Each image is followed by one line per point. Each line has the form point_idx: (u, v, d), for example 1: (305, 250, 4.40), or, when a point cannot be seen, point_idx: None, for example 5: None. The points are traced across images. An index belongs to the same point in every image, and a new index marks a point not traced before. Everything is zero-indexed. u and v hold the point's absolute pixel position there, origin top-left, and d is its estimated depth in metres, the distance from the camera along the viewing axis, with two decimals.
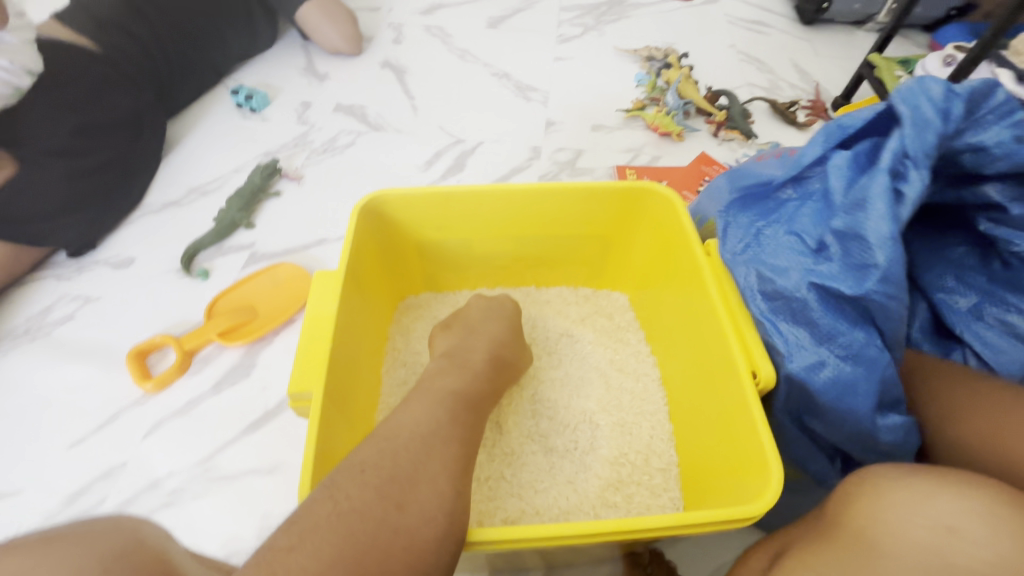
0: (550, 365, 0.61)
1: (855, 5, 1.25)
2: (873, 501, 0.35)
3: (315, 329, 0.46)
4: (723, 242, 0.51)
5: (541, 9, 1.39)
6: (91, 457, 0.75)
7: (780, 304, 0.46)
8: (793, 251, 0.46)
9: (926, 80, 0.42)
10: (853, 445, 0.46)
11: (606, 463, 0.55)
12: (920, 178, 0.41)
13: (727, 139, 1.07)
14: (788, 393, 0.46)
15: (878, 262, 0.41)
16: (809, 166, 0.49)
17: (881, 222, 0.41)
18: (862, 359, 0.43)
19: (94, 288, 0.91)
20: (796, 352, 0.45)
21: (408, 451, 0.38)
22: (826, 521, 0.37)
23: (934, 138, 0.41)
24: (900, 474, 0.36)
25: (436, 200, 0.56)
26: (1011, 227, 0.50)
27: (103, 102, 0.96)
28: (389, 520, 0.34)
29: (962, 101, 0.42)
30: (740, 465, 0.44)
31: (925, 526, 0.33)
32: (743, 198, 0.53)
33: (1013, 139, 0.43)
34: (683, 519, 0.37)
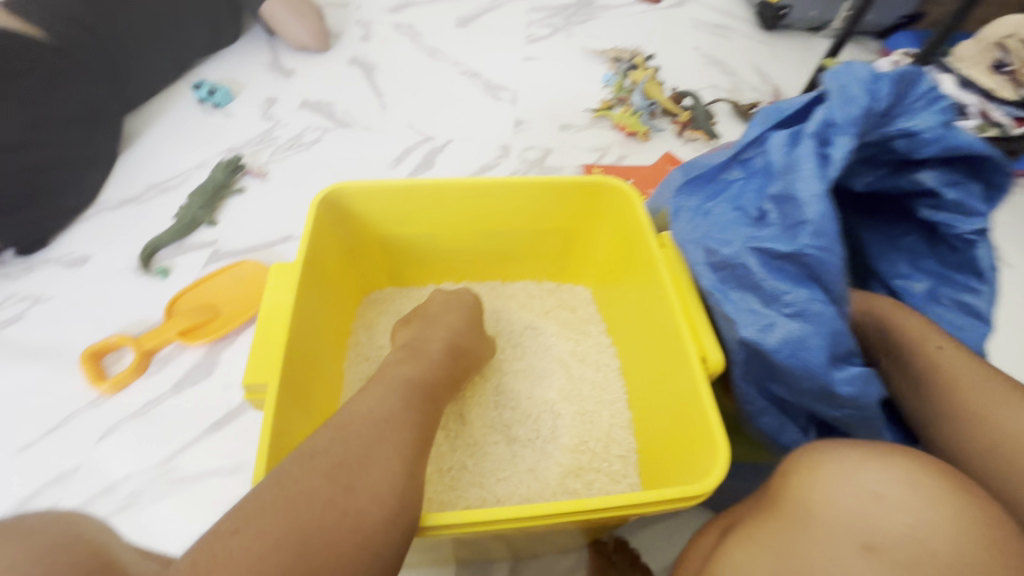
0: (514, 357, 0.62)
1: (811, 12, 1.31)
2: (807, 474, 0.37)
3: (270, 320, 0.46)
4: (675, 227, 0.53)
5: (511, 9, 1.40)
6: (41, 461, 0.72)
7: (727, 274, 0.47)
8: (738, 225, 0.48)
9: (853, 63, 0.46)
10: (820, 403, 0.44)
11: (566, 451, 0.56)
12: (845, 143, 0.43)
13: (691, 139, 1.10)
14: (748, 360, 0.46)
15: (810, 217, 0.42)
16: (749, 146, 0.50)
17: (811, 181, 0.43)
18: (808, 317, 0.42)
19: (44, 288, 0.87)
20: (744, 317, 0.45)
21: (360, 436, 0.38)
22: (768, 496, 0.39)
23: (857, 110, 0.44)
24: (832, 447, 0.38)
25: (398, 194, 0.56)
26: (949, 211, 0.52)
27: (58, 94, 0.94)
28: (338, 501, 0.34)
29: (888, 82, 0.45)
30: (692, 446, 0.45)
31: (853, 493, 0.35)
32: (692, 181, 0.54)
33: (940, 123, 0.47)
34: (651, 495, 0.38)
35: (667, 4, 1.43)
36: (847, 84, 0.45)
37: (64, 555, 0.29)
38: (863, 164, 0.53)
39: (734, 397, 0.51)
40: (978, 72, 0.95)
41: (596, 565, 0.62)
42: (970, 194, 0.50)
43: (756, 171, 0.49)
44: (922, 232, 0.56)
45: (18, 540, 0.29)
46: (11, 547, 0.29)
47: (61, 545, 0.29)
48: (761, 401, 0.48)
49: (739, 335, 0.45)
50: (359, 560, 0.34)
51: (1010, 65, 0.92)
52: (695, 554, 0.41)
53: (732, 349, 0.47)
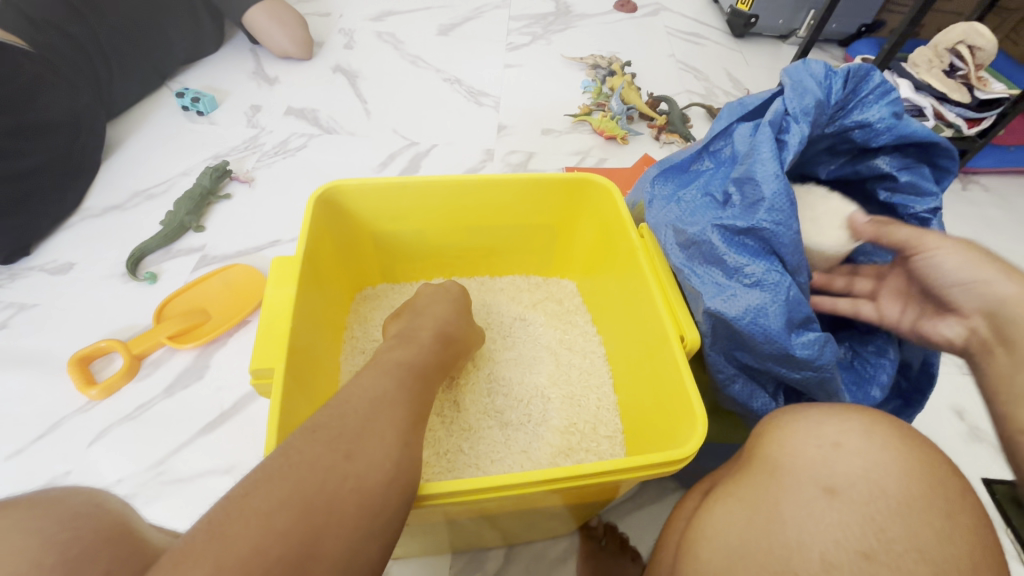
0: (505, 347, 0.65)
1: (778, 20, 1.38)
2: (778, 432, 0.41)
3: (273, 312, 0.48)
4: (650, 211, 0.57)
5: (491, 18, 1.44)
6: (30, 466, 0.72)
7: (693, 251, 0.51)
8: (707, 208, 0.51)
9: (809, 61, 0.51)
10: (783, 367, 0.48)
11: (555, 433, 0.58)
12: (800, 131, 0.48)
13: (668, 142, 1.14)
14: (714, 330, 0.49)
15: (766, 195, 0.46)
16: (718, 138, 0.54)
17: (768, 163, 0.47)
18: (766, 285, 0.46)
19: (29, 296, 0.87)
20: (710, 290, 0.48)
21: (357, 412, 0.40)
22: (744, 457, 0.42)
23: (811, 101, 0.49)
24: (799, 409, 0.42)
25: (391, 191, 0.58)
26: (904, 193, 0.54)
27: (37, 103, 0.92)
28: (340, 467, 0.36)
29: (840, 78, 0.50)
30: (672, 418, 0.48)
31: (816, 444, 0.38)
32: (665, 172, 0.58)
33: (891, 116, 0.50)
34: (643, 458, 0.41)
35: (642, 13, 1.49)
36: (802, 77, 0.50)
37: (85, 522, 0.31)
38: (824, 154, 0.58)
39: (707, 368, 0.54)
40: (932, 78, 1.00)
41: (586, 548, 0.64)
42: (922, 176, 0.53)
43: (724, 160, 0.54)
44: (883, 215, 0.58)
45: (38, 512, 0.30)
46: (33, 517, 0.30)
47: (80, 514, 0.31)
48: (730, 368, 0.51)
49: (705, 307, 0.49)
50: (362, 521, 0.35)
51: (962, 69, 1.00)
52: (678, 517, 0.44)
53: (697, 318, 0.51)
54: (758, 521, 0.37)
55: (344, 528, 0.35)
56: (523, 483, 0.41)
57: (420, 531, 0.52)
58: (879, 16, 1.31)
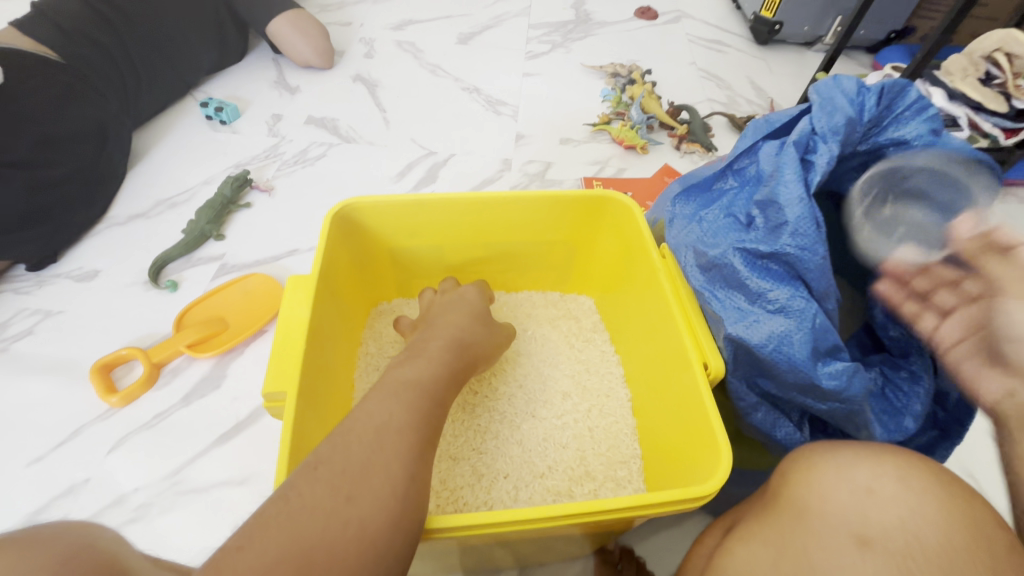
0: (519, 367, 0.63)
1: (803, 27, 1.35)
2: (808, 470, 0.39)
3: (288, 333, 0.48)
4: (670, 232, 0.55)
5: (509, 27, 1.43)
6: (52, 473, 0.73)
7: (715, 274, 0.49)
8: (728, 229, 0.49)
9: (839, 77, 0.48)
10: (808, 396, 0.46)
11: (572, 458, 0.56)
12: (828, 151, 0.46)
13: (689, 152, 1.13)
14: (736, 357, 0.48)
15: (789, 219, 0.44)
16: (742, 156, 0.52)
17: (793, 186, 0.45)
18: (791, 312, 0.44)
19: (55, 303, 0.89)
20: (731, 315, 0.47)
21: (360, 444, 0.39)
22: (769, 497, 0.40)
23: (841, 119, 0.47)
24: (829, 448, 0.40)
25: (407, 209, 0.58)
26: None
27: (67, 114, 0.95)
28: (340, 511, 0.35)
29: (873, 95, 0.48)
30: (695, 449, 0.46)
31: (848, 491, 0.37)
32: (687, 190, 0.56)
33: (928, 132, 0.48)
34: (669, 495, 0.39)
35: (663, 21, 1.47)
36: (832, 94, 0.48)
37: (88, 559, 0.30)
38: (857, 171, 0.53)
39: (727, 395, 0.52)
40: (967, 86, 0.97)
41: (601, 574, 0.62)
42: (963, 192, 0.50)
43: (748, 179, 0.51)
44: None
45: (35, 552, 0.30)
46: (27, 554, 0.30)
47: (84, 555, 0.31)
48: (752, 396, 0.49)
49: (726, 332, 0.47)
50: (365, 565, 0.35)
51: (998, 77, 0.95)
52: (699, 553, 0.43)
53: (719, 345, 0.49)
54: (783, 568, 0.35)
55: (343, 573, 0.34)
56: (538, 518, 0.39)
57: (432, 555, 0.51)
58: (909, 22, 1.28)
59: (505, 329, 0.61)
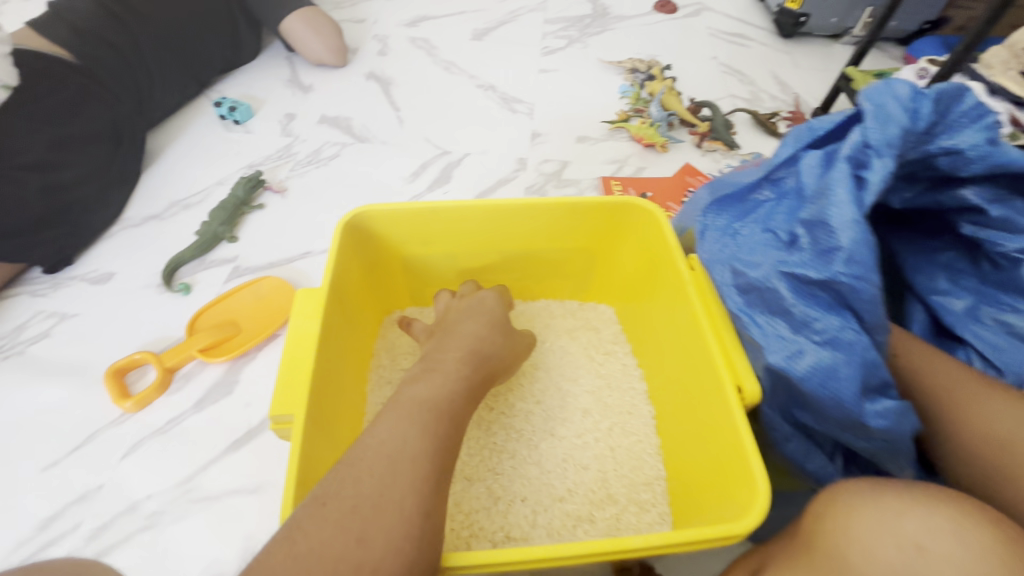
0: (536, 382, 0.61)
1: (831, 19, 1.29)
2: (847, 518, 0.36)
3: (297, 348, 0.47)
4: (701, 244, 0.52)
5: (525, 22, 1.40)
6: (66, 479, 0.72)
7: (754, 297, 0.46)
8: (768, 247, 0.47)
9: (892, 81, 0.44)
10: (848, 433, 0.44)
11: (594, 480, 0.54)
12: (883, 166, 0.43)
13: (710, 150, 1.09)
14: (774, 387, 0.45)
15: (843, 244, 0.42)
16: (780, 167, 0.50)
17: (845, 207, 0.42)
18: (840, 344, 0.42)
19: (71, 305, 0.88)
20: (773, 343, 0.44)
21: (372, 478, 0.37)
22: (804, 542, 0.38)
23: (896, 131, 0.43)
24: (871, 490, 0.37)
25: (421, 217, 0.56)
26: (994, 227, 0.50)
27: (81, 116, 0.94)
28: (351, 555, 0.34)
29: (929, 101, 0.44)
30: (728, 481, 0.44)
31: (894, 545, 0.34)
32: (719, 202, 0.53)
33: (986, 141, 0.44)
34: (701, 533, 0.37)
35: (683, 14, 1.42)
36: (884, 102, 0.44)
37: None
38: (902, 180, 0.51)
39: (758, 422, 0.50)
40: (1010, 81, 0.91)
41: None
42: (1016, 210, 0.48)
43: (786, 191, 0.49)
44: (962, 248, 0.55)
45: None
46: None
47: None
48: (786, 427, 0.47)
49: (766, 361, 0.45)
50: None
51: None
52: None
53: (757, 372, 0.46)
54: None
55: None
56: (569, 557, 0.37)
57: None
58: (944, 13, 1.22)
59: (526, 337, 0.58)
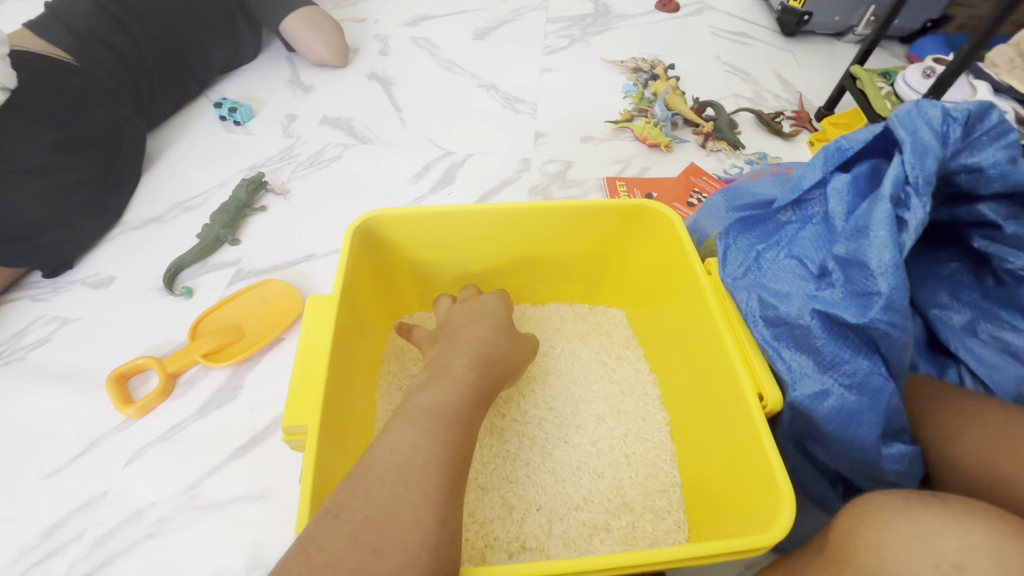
0: (547, 390, 0.60)
1: (834, 18, 1.29)
2: (881, 535, 0.36)
3: (309, 358, 0.46)
4: (724, 265, 0.52)
5: (527, 21, 1.39)
6: (69, 486, 0.72)
7: (783, 331, 0.46)
8: (795, 276, 0.47)
9: (924, 104, 0.44)
10: (858, 471, 0.46)
11: (609, 488, 0.54)
12: (921, 209, 0.42)
13: (715, 150, 1.08)
14: (792, 421, 0.46)
15: (882, 290, 0.41)
16: (808, 190, 0.49)
17: (883, 249, 0.41)
18: (866, 389, 0.43)
19: (72, 310, 0.87)
20: (801, 380, 0.45)
21: (384, 486, 0.36)
22: (836, 559, 0.38)
23: (932, 165, 0.42)
24: (904, 506, 0.37)
25: (432, 221, 0.55)
26: (1005, 244, 0.50)
27: (81, 118, 0.93)
28: (366, 568, 0.33)
29: (959, 125, 0.43)
30: (749, 491, 0.43)
31: (931, 561, 0.34)
32: (741, 222, 0.54)
33: (1007, 160, 0.44)
34: (728, 545, 0.36)
35: (685, 13, 1.41)
36: (917, 127, 0.43)
37: None
38: None
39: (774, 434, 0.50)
40: (1014, 80, 0.91)
41: None
42: None
43: (811, 217, 0.49)
44: (967, 261, 0.55)
45: None
46: None
47: None
48: (798, 457, 0.49)
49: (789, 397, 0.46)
50: None
51: None
52: None
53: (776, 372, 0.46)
54: None
55: None
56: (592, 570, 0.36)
57: None
58: (947, 12, 1.21)
59: (529, 338, 0.57)
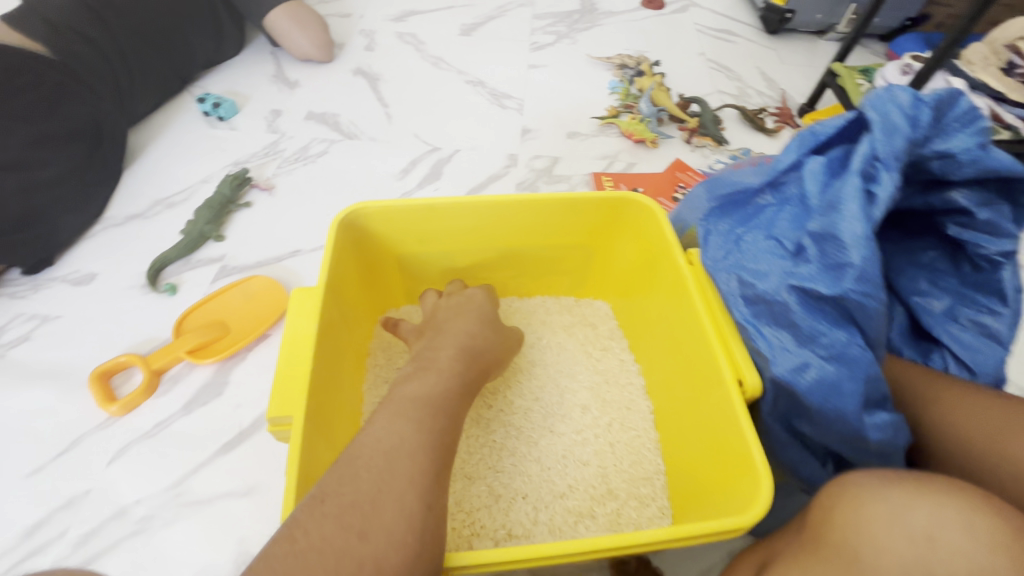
0: (533, 380, 0.60)
1: (816, 16, 1.31)
2: (856, 511, 0.37)
3: (294, 350, 0.46)
4: (705, 250, 0.52)
5: (513, 18, 1.39)
6: (51, 485, 0.71)
7: (762, 308, 0.47)
8: (773, 255, 0.47)
9: (894, 89, 0.45)
10: (844, 445, 0.46)
11: (594, 476, 0.54)
12: (891, 180, 0.43)
13: (700, 146, 1.10)
14: (775, 399, 0.46)
15: (854, 261, 0.42)
16: (784, 172, 0.50)
17: (855, 222, 0.42)
18: (846, 360, 0.43)
19: (52, 307, 0.86)
20: (779, 356, 0.45)
21: (370, 473, 0.37)
22: (813, 535, 0.39)
23: (902, 143, 0.43)
24: (879, 482, 0.38)
25: (417, 213, 0.55)
26: (978, 230, 0.51)
27: (59, 113, 0.91)
28: (354, 551, 0.33)
29: (929, 108, 0.44)
30: (729, 474, 0.44)
31: (905, 535, 0.35)
32: (720, 206, 0.54)
33: (977, 146, 0.45)
34: (708, 526, 0.37)
35: (671, 10, 1.43)
36: (887, 110, 0.44)
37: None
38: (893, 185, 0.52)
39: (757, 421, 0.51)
40: (989, 76, 0.93)
41: None
42: (1002, 215, 0.49)
43: (789, 199, 0.49)
44: (944, 248, 0.55)
45: None
46: None
47: None
48: (784, 435, 0.48)
49: (770, 373, 0.46)
50: None
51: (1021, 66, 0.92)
52: None
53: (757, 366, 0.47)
54: None
55: None
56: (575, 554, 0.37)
57: None
58: (925, 10, 1.24)
59: (513, 331, 0.57)
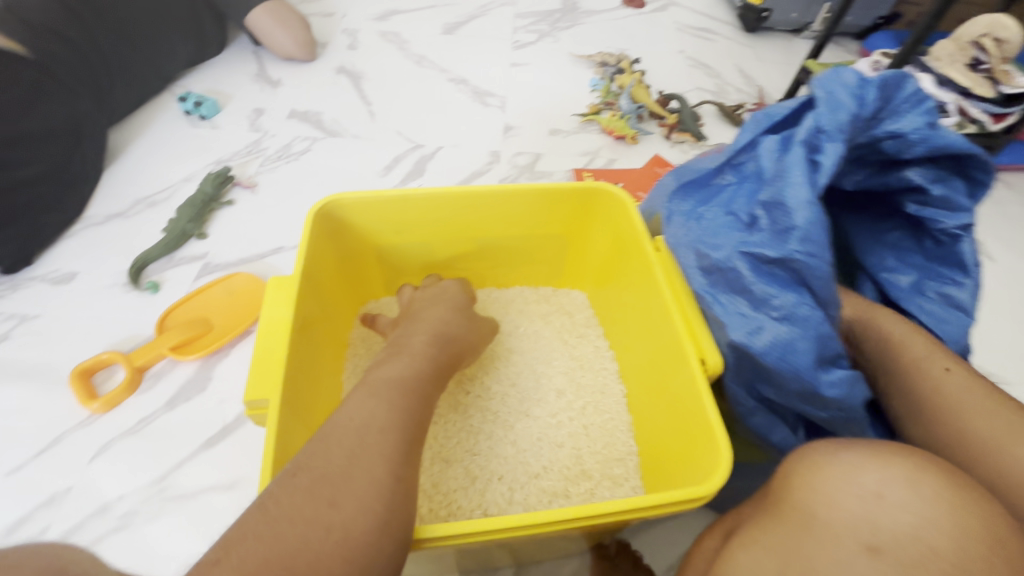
0: (509, 367, 0.62)
1: (791, 14, 1.34)
2: (811, 475, 0.39)
3: (270, 337, 0.46)
4: (668, 229, 0.54)
5: (496, 16, 1.41)
6: (32, 482, 0.71)
7: (717, 277, 0.48)
8: (730, 230, 0.48)
9: (841, 69, 0.47)
10: (806, 405, 0.46)
11: (568, 457, 0.56)
12: (835, 150, 0.45)
13: (679, 141, 1.12)
14: (737, 363, 0.47)
15: (799, 224, 0.43)
16: (741, 151, 0.51)
17: (801, 188, 0.44)
18: (797, 319, 0.44)
19: (31, 306, 0.86)
20: (736, 321, 0.46)
21: (340, 448, 0.38)
22: (772, 500, 0.41)
23: (845, 117, 0.45)
24: (834, 449, 0.40)
25: (392, 204, 0.56)
26: (934, 206, 0.53)
27: (37, 111, 0.90)
28: (323, 517, 0.34)
29: (874, 88, 0.47)
30: (693, 447, 0.46)
31: (856, 495, 0.37)
32: (684, 187, 0.55)
33: (926, 125, 0.48)
34: (669, 495, 0.39)
35: (651, 9, 1.45)
36: (834, 89, 0.46)
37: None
38: (852, 165, 0.54)
39: (725, 397, 0.52)
40: (955, 72, 0.95)
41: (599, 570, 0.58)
42: (955, 189, 0.52)
43: (747, 175, 0.50)
44: (907, 227, 0.57)
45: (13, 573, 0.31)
46: None
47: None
48: (750, 402, 0.49)
49: (728, 338, 0.47)
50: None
51: (985, 63, 0.93)
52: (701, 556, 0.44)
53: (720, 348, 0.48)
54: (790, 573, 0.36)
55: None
56: (537, 524, 0.38)
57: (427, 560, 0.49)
58: (897, 8, 1.27)
59: (489, 321, 0.59)
